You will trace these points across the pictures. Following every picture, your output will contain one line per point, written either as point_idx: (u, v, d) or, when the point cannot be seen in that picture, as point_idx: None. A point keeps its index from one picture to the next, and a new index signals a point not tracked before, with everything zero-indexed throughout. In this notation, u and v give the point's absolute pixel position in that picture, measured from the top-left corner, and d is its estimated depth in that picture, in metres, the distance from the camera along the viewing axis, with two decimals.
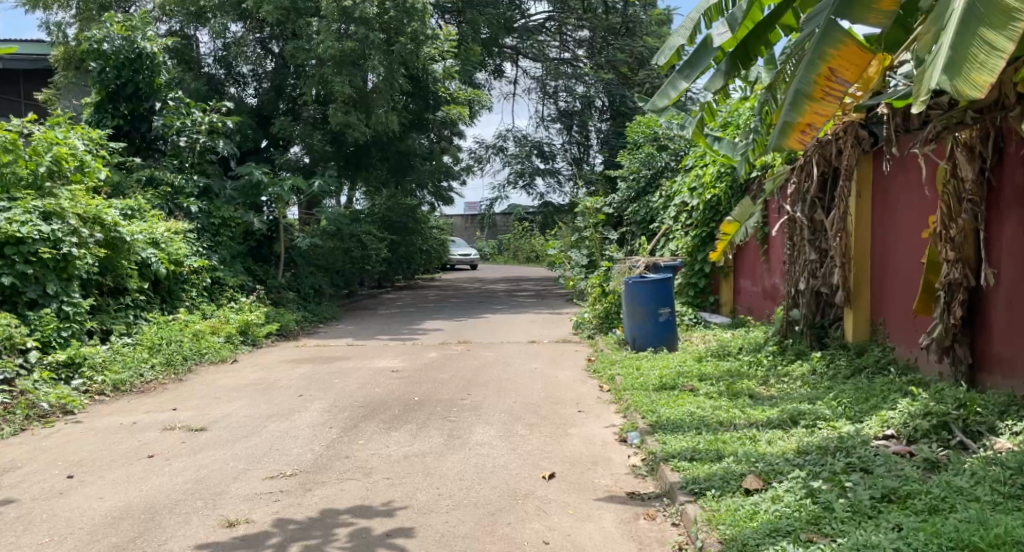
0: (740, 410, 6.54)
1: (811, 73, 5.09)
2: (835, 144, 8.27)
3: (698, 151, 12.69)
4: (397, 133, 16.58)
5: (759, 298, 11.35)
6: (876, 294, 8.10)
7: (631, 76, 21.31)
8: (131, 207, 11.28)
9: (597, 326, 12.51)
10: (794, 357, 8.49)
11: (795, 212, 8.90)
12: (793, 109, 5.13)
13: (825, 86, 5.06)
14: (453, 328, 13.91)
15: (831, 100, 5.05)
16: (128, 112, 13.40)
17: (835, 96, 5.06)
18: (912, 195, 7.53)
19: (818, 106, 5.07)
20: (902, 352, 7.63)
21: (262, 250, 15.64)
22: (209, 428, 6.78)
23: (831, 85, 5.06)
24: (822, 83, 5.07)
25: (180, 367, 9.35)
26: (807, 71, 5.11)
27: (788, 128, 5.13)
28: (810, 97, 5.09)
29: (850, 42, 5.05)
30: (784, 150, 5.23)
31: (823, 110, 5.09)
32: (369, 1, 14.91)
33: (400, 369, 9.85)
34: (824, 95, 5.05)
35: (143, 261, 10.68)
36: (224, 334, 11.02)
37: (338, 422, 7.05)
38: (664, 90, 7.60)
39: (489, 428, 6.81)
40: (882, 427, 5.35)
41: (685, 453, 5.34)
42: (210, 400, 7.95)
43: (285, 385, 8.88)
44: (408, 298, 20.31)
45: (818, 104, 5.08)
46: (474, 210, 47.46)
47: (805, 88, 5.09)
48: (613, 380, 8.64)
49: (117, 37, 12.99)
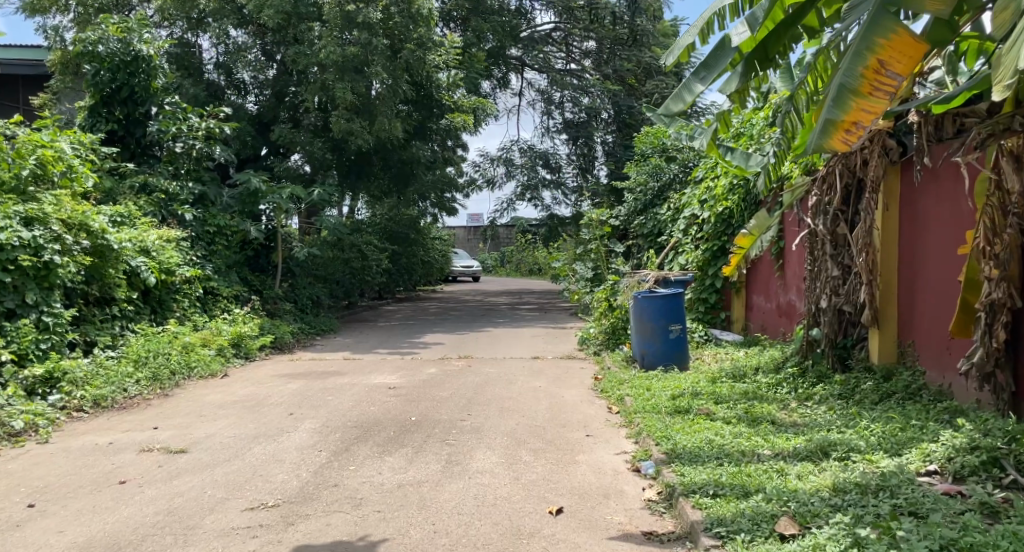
0: (763, 439, 6.05)
1: (857, 66, 4.71)
2: (861, 155, 7.86)
3: (709, 162, 12.27)
4: (399, 141, 16.18)
5: (773, 315, 10.88)
6: (904, 314, 7.69)
7: (638, 87, 20.93)
8: (121, 214, 10.78)
9: (604, 342, 12.03)
10: (815, 380, 8.01)
11: (815, 226, 8.42)
12: (836, 106, 4.75)
13: (874, 80, 4.68)
14: (454, 342, 13.45)
15: (880, 97, 4.68)
16: (123, 117, 12.94)
17: (884, 92, 4.68)
18: (946, 209, 7.18)
19: (865, 102, 4.69)
20: (933, 377, 7.23)
21: (259, 260, 15.17)
22: (189, 450, 6.33)
23: (881, 78, 4.68)
24: (870, 76, 4.69)
25: (167, 382, 8.90)
26: (853, 63, 4.73)
27: (831, 126, 4.73)
28: (856, 93, 4.72)
29: (902, 32, 4.67)
30: (826, 152, 4.79)
31: (870, 107, 4.71)
32: (372, 6, 14.53)
33: (397, 385, 9.39)
34: (872, 91, 4.68)
35: (133, 270, 10.24)
36: (215, 346, 10.57)
37: (328, 444, 6.59)
38: (678, 94, 7.09)
39: (491, 453, 6.34)
40: (925, 460, 5.11)
41: (707, 488, 4.94)
42: (194, 418, 7.49)
43: (276, 402, 8.41)
44: (407, 310, 19.87)
45: (865, 100, 4.70)
46: (478, 223, 47.14)
47: (851, 82, 4.71)
48: (622, 401, 8.19)
49: (112, 39, 12.52)
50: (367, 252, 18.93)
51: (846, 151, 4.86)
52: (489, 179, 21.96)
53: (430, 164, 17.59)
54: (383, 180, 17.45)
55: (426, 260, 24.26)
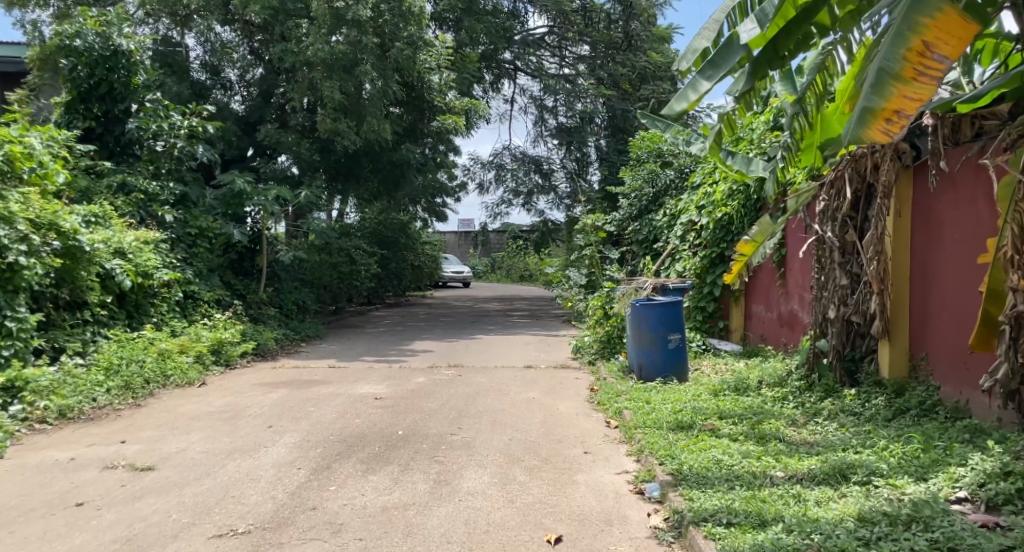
0: (774, 460, 5.65)
1: (900, 48, 4.35)
2: (872, 158, 7.50)
3: (708, 167, 11.94)
4: (389, 143, 15.74)
5: (774, 325, 10.49)
6: (917, 326, 7.31)
7: (632, 93, 20.50)
8: (95, 213, 10.25)
9: (599, 351, 11.61)
10: (823, 395, 7.63)
11: (823, 233, 8.02)
12: (876, 93, 4.40)
13: (918, 63, 4.33)
14: (444, 350, 13.01)
15: (925, 82, 4.32)
16: (101, 114, 12.46)
17: (930, 77, 4.33)
18: (965, 215, 6.83)
19: (908, 87, 4.34)
20: (949, 392, 6.88)
21: (243, 263, 14.68)
22: (157, 466, 5.88)
23: (927, 62, 4.33)
24: (915, 59, 4.34)
25: (139, 391, 8.43)
26: (895, 46, 4.38)
27: (870, 115, 4.40)
28: (898, 78, 4.36)
29: (950, 11, 4.32)
30: (863, 142, 4.46)
31: (914, 93, 4.35)
32: (362, 3, 14.01)
33: (384, 395, 8.95)
34: (917, 76, 4.33)
35: (107, 272, 9.78)
36: (193, 353, 10.10)
37: (308, 461, 6.14)
38: (683, 92, 6.67)
39: (482, 472, 5.92)
40: (953, 486, 4.75)
41: (719, 516, 4.62)
42: (166, 431, 7.02)
43: (254, 413, 7.96)
44: (396, 316, 19.42)
45: (907, 86, 4.35)
46: (470, 228, 46.80)
47: (892, 66, 4.36)
48: (621, 414, 7.77)
49: (90, 33, 11.95)
50: (355, 256, 18.47)
51: (885, 142, 4.52)
52: (481, 184, 21.56)
53: (420, 167, 17.15)
54: (372, 183, 17.00)
55: (415, 265, 23.82)
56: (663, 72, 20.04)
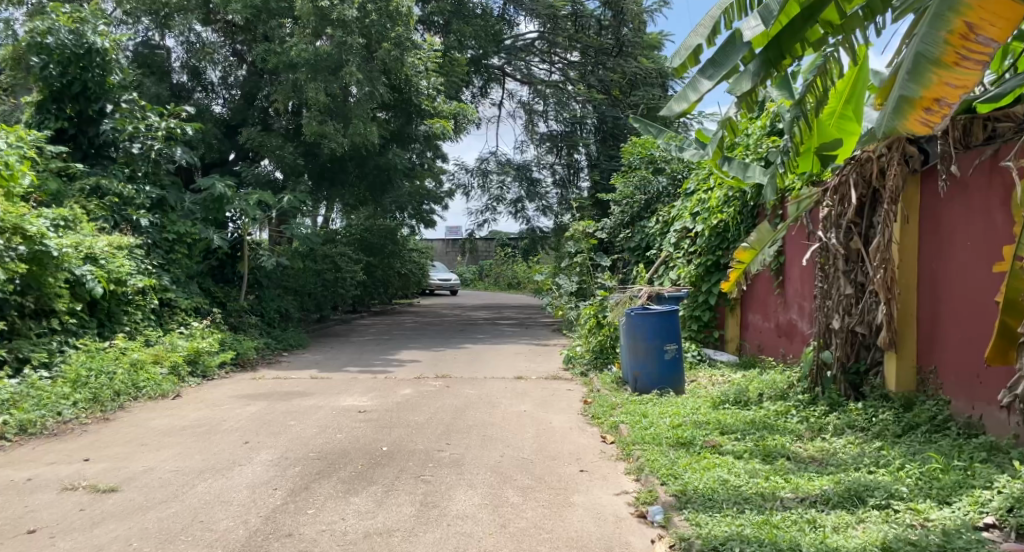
0: (782, 480, 5.26)
1: (939, 32, 4.24)
2: (877, 163, 7.18)
3: (701, 173, 11.64)
4: (376, 147, 15.34)
5: (772, 335, 10.16)
6: (926, 338, 6.96)
7: (622, 99, 20.05)
8: (64, 217, 9.80)
9: (592, 362, 11.27)
10: (828, 409, 7.23)
11: (826, 240, 7.65)
12: (915, 80, 4.30)
13: (960, 48, 4.21)
14: (431, 360, 12.62)
15: (968, 68, 4.21)
16: (74, 114, 12.04)
17: (973, 61, 4.21)
18: (976, 221, 6.52)
19: (949, 74, 4.23)
20: (961, 407, 6.51)
21: (224, 270, 14.25)
22: (121, 487, 5.45)
23: (969, 45, 4.21)
24: (956, 43, 4.22)
25: (108, 404, 8.02)
26: (935, 29, 4.27)
27: (907, 103, 4.30)
28: (938, 64, 4.25)
29: None
30: (902, 132, 4.36)
31: (956, 79, 4.24)
32: (347, 3, 13.63)
33: (368, 408, 8.53)
34: (959, 62, 4.22)
35: (77, 279, 9.38)
36: (168, 364, 9.67)
37: (284, 481, 5.72)
38: (683, 92, 6.46)
39: (473, 493, 5.53)
40: (980, 511, 4.39)
41: (731, 545, 4.25)
42: (134, 447, 6.60)
43: (229, 428, 7.54)
44: (381, 324, 19.00)
45: (949, 73, 4.24)
46: (456, 235, 46.51)
47: (931, 51, 4.25)
48: (617, 429, 7.39)
49: (63, 29, 11.53)
50: (340, 263, 18.13)
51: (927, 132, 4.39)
52: (469, 190, 21.20)
53: (407, 172, 16.75)
54: (359, 188, 16.62)
55: (403, 272, 23.43)
56: (654, 78, 19.81)
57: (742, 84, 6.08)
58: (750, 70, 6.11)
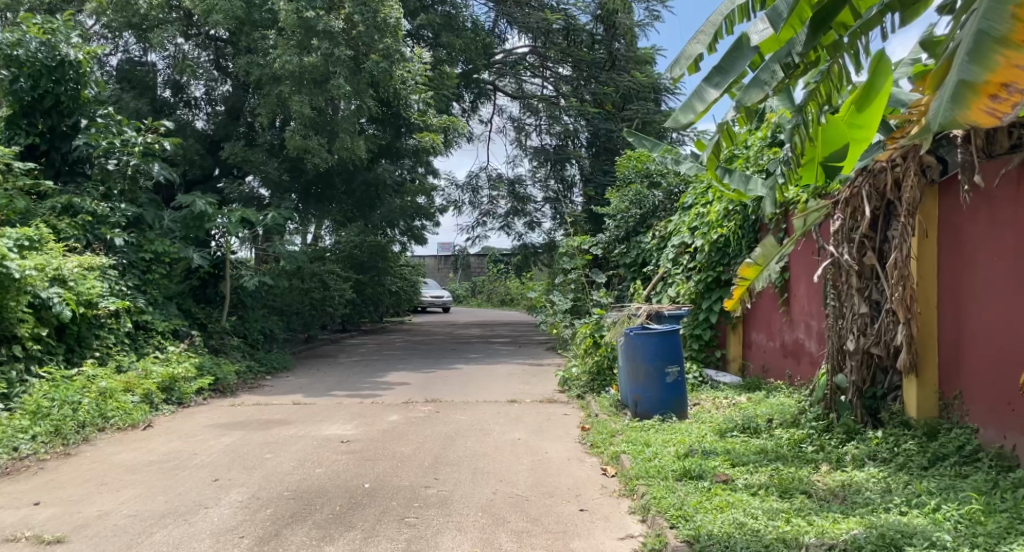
0: (806, 523, 4.74)
1: (1000, 13, 3.90)
2: (892, 173, 6.63)
3: (700, 186, 11.22)
4: (364, 163, 14.82)
5: (778, 355, 9.66)
6: (947, 360, 6.46)
7: (616, 113, 19.58)
8: (29, 236, 9.33)
9: (588, 385, 10.73)
10: (845, 437, 6.65)
11: (836, 256, 7.08)
12: (976, 63, 3.87)
13: None
14: (421, 383, 12.07)
15: None
16: (45, 129, 11.60)
17: None
18: (1001, 235, 6.03)
19: (1016, 57, 3.81)
20: (990, 436, 6.01)
21: (206, 290, 13.65)
22: (68, 539, 4.99)
23: None
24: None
25: (71, 436, 7.69)
26: (996, 10, 3.93)
27: (969, 88, 3.83)
28: (1002, 47, 3.85)
29: None
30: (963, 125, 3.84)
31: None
32: (332, 14, 13.13)
33: (352, 438, 7.99)
34: None
35: (43, 302, 8.99)
36: (140, 392, 9.17)
37: (252, 527, 5.22)
38: (689, 102, 6.09)
39: (462, 540, 5.03)
40: None
41: None
42: (92, 489, 6.13)
43: (200, 461, 7.03)
44: (371, 344, 18.42)
45: (1016, 55, 3.83)
46: (448, 252, 46.13)
47: (994, 31, 3.87)
48: (619, 460, 6.86)
49: (33, 41, 11.04)
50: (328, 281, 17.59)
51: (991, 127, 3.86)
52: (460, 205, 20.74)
53: (396, 188, 16.25)
54: (347, 205, 16.15)
55: (394, 291, 22.93)
56: (648, 92, 19.32)
57: (752, 95, 5.87)
58: (759, 79, 5.90)
